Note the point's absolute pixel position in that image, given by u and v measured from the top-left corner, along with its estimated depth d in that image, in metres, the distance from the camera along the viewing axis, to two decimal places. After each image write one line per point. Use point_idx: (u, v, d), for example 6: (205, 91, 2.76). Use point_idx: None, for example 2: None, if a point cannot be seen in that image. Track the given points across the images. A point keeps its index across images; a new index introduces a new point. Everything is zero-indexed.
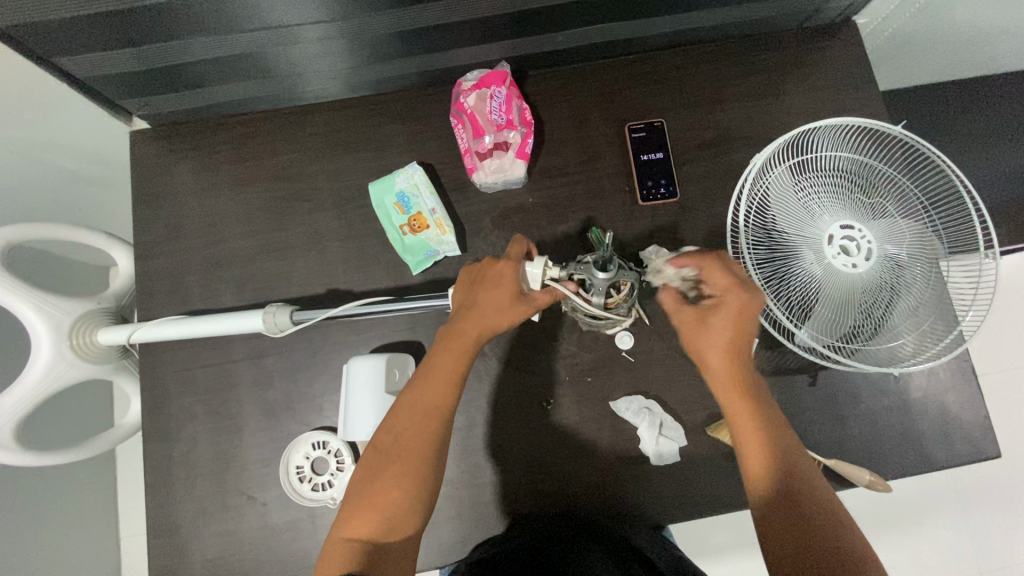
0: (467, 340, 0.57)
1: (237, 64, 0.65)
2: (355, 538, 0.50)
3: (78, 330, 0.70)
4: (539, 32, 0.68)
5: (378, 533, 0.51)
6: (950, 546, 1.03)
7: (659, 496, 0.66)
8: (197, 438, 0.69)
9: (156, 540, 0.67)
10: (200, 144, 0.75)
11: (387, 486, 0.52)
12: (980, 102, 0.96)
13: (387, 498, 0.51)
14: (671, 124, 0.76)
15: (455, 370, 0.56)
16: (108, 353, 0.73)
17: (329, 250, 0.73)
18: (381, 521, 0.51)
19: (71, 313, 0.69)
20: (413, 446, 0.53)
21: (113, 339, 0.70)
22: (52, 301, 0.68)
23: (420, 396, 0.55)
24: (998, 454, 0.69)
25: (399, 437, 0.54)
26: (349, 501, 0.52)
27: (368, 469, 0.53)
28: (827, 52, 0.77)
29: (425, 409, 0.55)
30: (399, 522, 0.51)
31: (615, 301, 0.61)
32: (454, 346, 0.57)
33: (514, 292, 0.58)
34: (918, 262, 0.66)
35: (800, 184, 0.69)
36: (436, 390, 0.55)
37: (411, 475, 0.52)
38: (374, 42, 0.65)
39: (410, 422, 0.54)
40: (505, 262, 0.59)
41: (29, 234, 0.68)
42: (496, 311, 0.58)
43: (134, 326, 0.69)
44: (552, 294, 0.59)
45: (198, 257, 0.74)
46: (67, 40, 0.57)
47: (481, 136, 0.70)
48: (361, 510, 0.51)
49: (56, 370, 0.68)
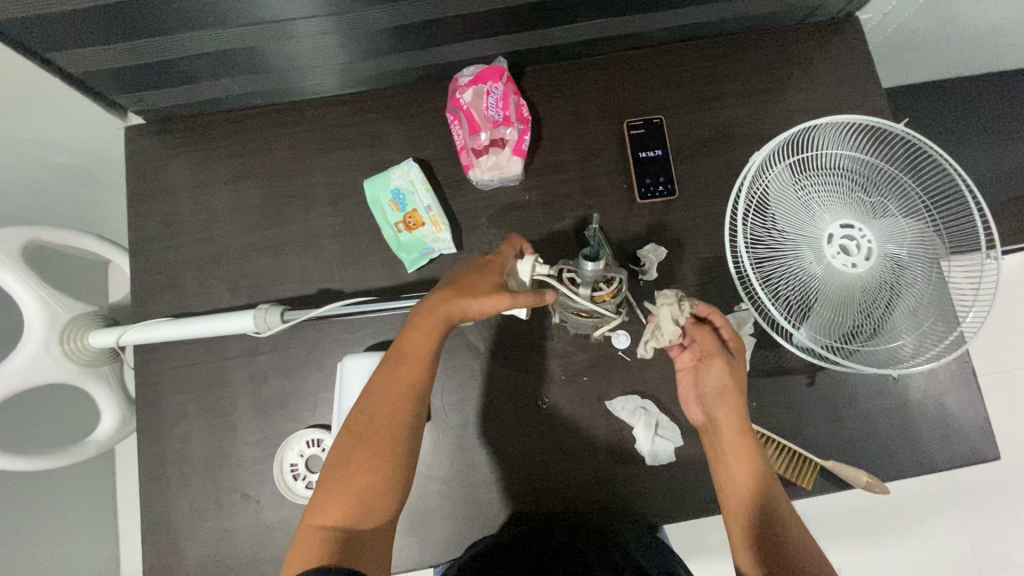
0: (437, 322, 0.55)
1: (231, 59, 0.64)
2: (328, 524, 0.50)
3: (67, 336, 0.70)
4: (537, 26, 0.68)
5: (352, 518, 0.51)
6: (947, 545, 1.03)
7: (654, 496, 0.66)
8: (191, 435, 0.69)
9: (150, 537, 0.67)
10: (196, 140, 0.75)
11: (363, 470, 0.52)
12: (983, 99, 0.95)
13: (362, 483, 0.52)
14: (670, 120, 0.75)
15: (427, 355, 0.55)
16: (100, 355, 0.73)
17: (325, 247, 0.73)
18: (355, 506, 0.51)
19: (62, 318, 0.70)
20: (387, 430, 0.53)
21: (102, 341, 0.69)
22: (48, 304, 0.69)
23: (393, 378, 0.55)
24: (998, 456, 0.68)
25: (373, 423, 0.54)
26: (324, 485, 0.52)
27: (343, 450, 0.53)
28: (829, 48, 0.75)
29: (398, 392, 0.55)
30: (373, 507, 0.52)
31: (602, 297, 0.59)
32: (425, 325, 0.55)
33: (498, 284, 0.58)
34: (919, 262, 0.66)
35: (800, 182, 0.68)
36: (411, 374, 0.55)
37: (385, 460, 0.53)
38: (369, 37, 0.64)
39: (382, 405, 0.54)
40: (495, 256, 0.61)
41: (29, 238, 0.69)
42: (470, 294, 0.56)
43: (124, 327, 0.69)
44: (535, 296, 0.57)
45: (192, 254, 0.74)
46: (59, 35, 0.57)
47: (477, 132, 0.71)
48: (337, 494, 0.51)
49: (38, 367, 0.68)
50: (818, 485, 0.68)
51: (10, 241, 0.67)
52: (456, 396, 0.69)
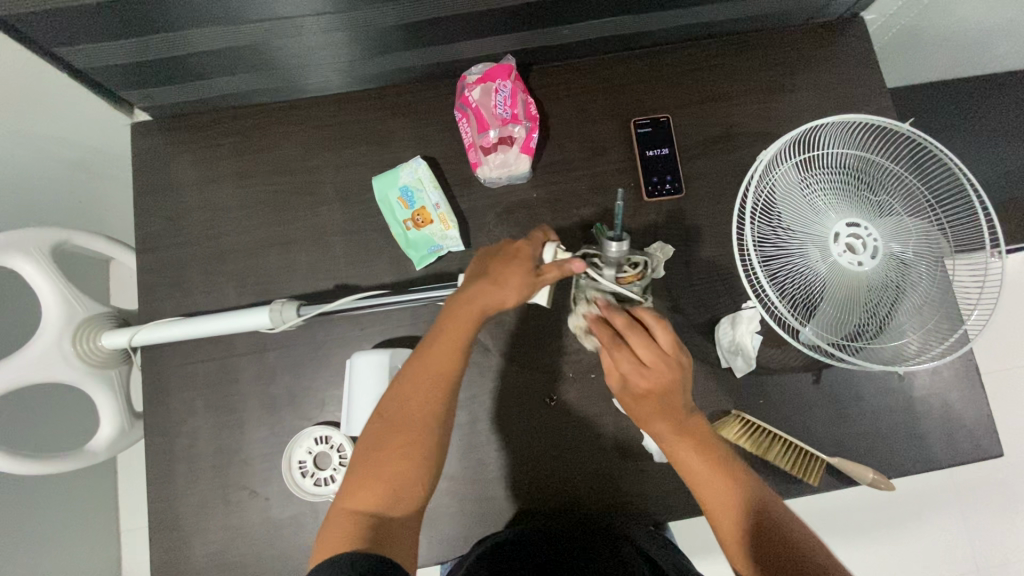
0: (470, 314, 0.56)
1: (239, 55, 0.64)
2: (360, 510, 0.50)
3: (79, 336, 0.70)
4: (545, 25, 0.68)
5: (383, 506, 0.51)
6: (947, 543, 1.04)
7: (661, 493, 0.66)
8: (199, 432, 0.69)
9: (158, 535, 0.67)
10: (202, 137, 0.75)
11: (394, 457, 0.52)
12: (983, 100, 0.96)
13: (393, 471, 0.52)
14: (676, 119, 0.75)
15: (459, 344, 0.55)
16: (112, 358, 0.72)
17: (332, 245, 0.73)
18: (386, 493, 0.51)
19: (77, 316, 0.70)
20: (419, 418, 0.53)
21: (114, 341, 0.69)
22: (68, 301, 0.69)
23: (424, 366, 0.55)
24: (1001, 453, 0.68)
25: (404, 409, 0.54)
26: (355, 472, 0.52)
27: (374, 438, 0.53)
28: (834, 48, 0.76)
29: (430, 379, 0.55)
30: (404, 496, 0.52)
31: (630, 278, 0.58)
32: (456, 316, 0.56)
33: (528, 269, 0.56)
34: (924, 261, 0.66)
35: (806, 181, 0.68)
36: (444, 361, 0.55)
37: (417, 447, 0.53)
38: (378, 34, 0.64)
39: (415, 393, 0.54)
40: (524, 241, 0.59)
41: (59, 237, 0.70)
42: (502, 286, 0.56)
43: (136, 328, 0.68)
44: (561, 269, 0.56)
45: (199, 251, 0.73)
46: (68, 31, 0.57)
47: (485, 130, 0.70)
48: (368, 481, 0.51)
49: (47, 362, 0.67)
50: (824, 482, 0.68)
51: (39, 237, 0.68)
52: (464, 393, 0.69)
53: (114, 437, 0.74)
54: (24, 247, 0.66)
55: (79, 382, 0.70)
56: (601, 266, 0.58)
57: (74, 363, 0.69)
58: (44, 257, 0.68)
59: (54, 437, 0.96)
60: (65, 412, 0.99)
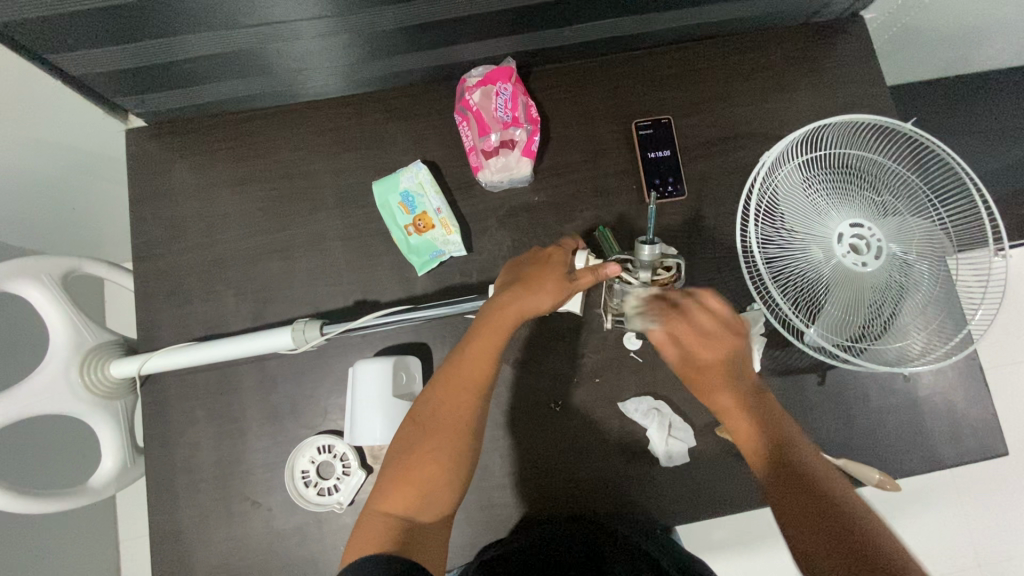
0: (509, 318, 0.57)
1: (235, 60, 0.63)
2: (391, 513, 0.50)
3: (88, 366, 0.68)
4: (545, 27, 0.67)
5: (412, 510, 0.51)
6: (948, 540, 1.04)
7: (669, 498, 0.66)
8: (200, 443, 0.68)
9: (159, 547, 0.66)
10: (198, 142, 0.74)
11: (426, 460, 0.52)
12: (981, 98, 0.96)
13: (425, 474, 0.52)
14: (678, 120, 0.75)
15: (495, 350, 0.56)
16: (119, 389, 0.70)
17: (332, 251, 0.72)
18: (416, 497, 0.51)
19: (86, 345, 0.68)
20: (453, 422, 0.54)
21: (123, 369, 0.67)
22: (76, 329, 0.68)
23: (458, 370, 0.56)
24: (1006, 452, 0.69)
25: (437, 412, 0.54)
26: (387, 474, 0.52)
27: (407, 440, 0.54)
28: (835, 47, 0.76)
29: (467, 384, 0.55)
30: (434, 499, 0.52)
31: (662, 281, 0.60)
32: (496, 320, 0.56)
33: (561, 273, 0.59)
34: (928, 260, 0.66)
35: (809, 182, 0.68)
36: (475, 365, 0.56)
37: (447, 451, 0.53)
38: (377, 37, 0.63)
39: (448, 396, 0.55)
40: (557, 249, 0.62)
41: (69, 264, 0.69)
42: (539, 290, 0.57)
43: (147, 355, 0.67)
44: (594, 272, 0.58)
45: (196, 258, 0.72)
46: (62, 36, 0.55)
47: (487, 134, 0.70)
48: (401, 485, 0.51)
49: (52, 392, 0.65)
50: None
51: (50, 263, 0.67)
52: None
53: (114, 472, 0.70)
54: (33, 274, 0.65)
55: (84, 413, 0.68)
56: (636, 271, 0.60)
57: (82, 395, 0.67)
58: (54, 285, 0.67)
59: (59, 469, 0.95)
60: (69, 445, 0.98)
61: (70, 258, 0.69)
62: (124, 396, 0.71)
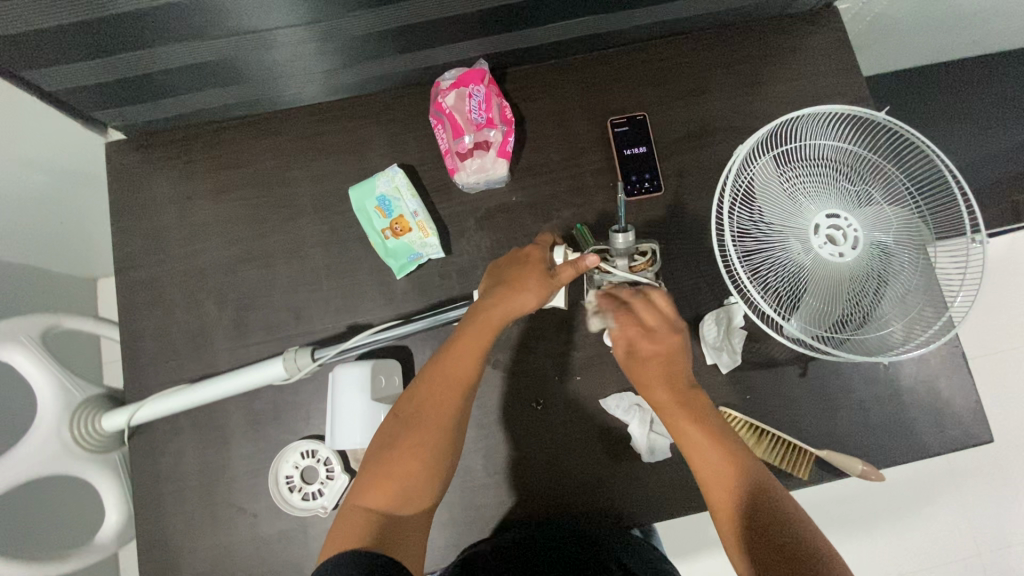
0: (495, 317, 0.57)
1: (210, 71, 0.64)
2: (371, 509, 0.51)
3: (77, 422, 0.70)
4: (517, 28, 0.67)
5: (394, 505, 0.51)
6: (944, 529, 1.04)
7: (652, 494, 0.66)
8: (186, 451, 0.68)
9: (147, 556, 0.66)
10: (178, 154, 0.74)
11: (407, 456, 0.52)
12: (960, 85, 0.97)
13: (406, 470, 0.52)
14: (653, 116, 0.75)
15: (481, 346, 0.56)
16: (110, 441, 0.72)
17: (312, 256, 0.73)
18: (398, 492, 0.51)
19: (72, 400, 0.70)
20: (437, 418, 0.54)
21: (111, 423, 0.67)
22: (63, 386, 0.70)
23: (444, 366, 0.56)
24: (991, 439, 0.68)
25: (420, 407, 0.55)
26: (367, 470, 0.53)
27: (390, 436, 0.54)
28: (810, 38, 0.76)
29: (452, 380, 0.55)
30: (415, 494, 0.52)
31: (640, 267, 0.61)
32: (484, 319, 0.57)
33: (542, 270, 0.59)
34: (906, 249, 0.66)
35: (785, 174, 0.68)
36: (460, 361, 0.56)
37: (430, 446, 0.53)
38: (349, 43, 0.64)
39: (432, 391, 0.55)
40: (535, 246, 0.62)
41: (50, 323, 0.73)
42: (522, 287, 0.58)
43: (136, 405, 0.67)
44: (574, 266, 0.57)
45: (179, 268, 0.73)
46: (36, 51, 0.56)
47: (461, 135, 0.70)
48: (382, 480, 0.51)
49: (45, 452, 0.67)
50: (814, 475, 0.68)
51: (31, 325, 0.70)
52: None
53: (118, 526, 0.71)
54: (13, 336, 0.68)
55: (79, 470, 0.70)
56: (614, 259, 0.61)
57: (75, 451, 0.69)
58: (33, 344, 0.70)
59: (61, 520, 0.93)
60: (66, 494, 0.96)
61: (51, 318, 0.73)
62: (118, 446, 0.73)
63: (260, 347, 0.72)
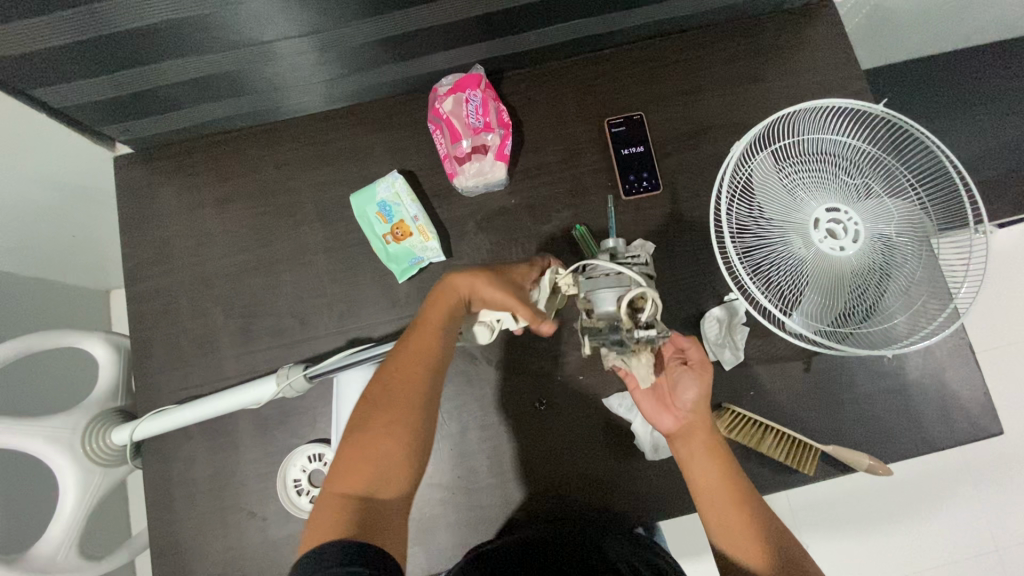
0: (452, 298, 0.59)
1: (211, 84, 0.65)
2: (348, 495, 0.49)
3: (92, 429, 0.71)
4: (512, 32, 0.68)
5: (369, 488, 0.49)
6: (959, 524, 1.02)
7: (657, 492, 0.66)
8: (195, 456, 0.70)
9: (159, 560, 0.68)
10: (183, 165, 0.76)
11: (379, 436, 0.52)
12: (961, 75, 0.96)
13: (377, 450, 0.51)
14: (650, 115, 0.75)
15: (441, 324, 0.58)
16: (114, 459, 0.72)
17: (315, 262, 0.74)
18: (374, 476, 0.50)
19: (102, 409, 0.73)
20: (405, 400, 0.54)
21: (118, 436, 0.69)
22: (107, 394, 0.75)
23: (408, 348, 0.57)
24: (1001, 431, 0.67)
25: (389, 387, 0.55)
26: (341, 457, 0.51)
27: (359, 422, 0.53)
28: (807, 32, 0.76)
29: (414, 357, 0.56)
30: (392, 475, 0.51)
31: None
32: (439, 299, 0.59)
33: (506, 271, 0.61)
34: (910, 241, 0.66)
35: (784, 169, 0.68)
36: (424, 340, 0.57)
37: (399, 424, 0.52)
38: (347, 53, 0.65)
39: (400, 370, 0.55)
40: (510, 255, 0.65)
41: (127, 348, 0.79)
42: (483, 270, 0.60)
43: (137, 421, 0.69)
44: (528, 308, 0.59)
45: (186, 276, 0.75)
46: (44, 71, 0.58)
47: (459, 140, 0.71)
48: (354, 464, 0.50)
49: (58, 439, 0.68)
50: (820, 470, 0.68)
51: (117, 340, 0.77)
52: (455, 402, 0.70)
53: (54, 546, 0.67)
54: (107, 341, 0.76)
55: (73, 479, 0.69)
56: None
57: (79, 458, 0.69)
58: (114, 353, 0.77)
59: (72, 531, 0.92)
60: None
61: (126, 346, 0.80)
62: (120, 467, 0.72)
63: (266, 353, 0.73)
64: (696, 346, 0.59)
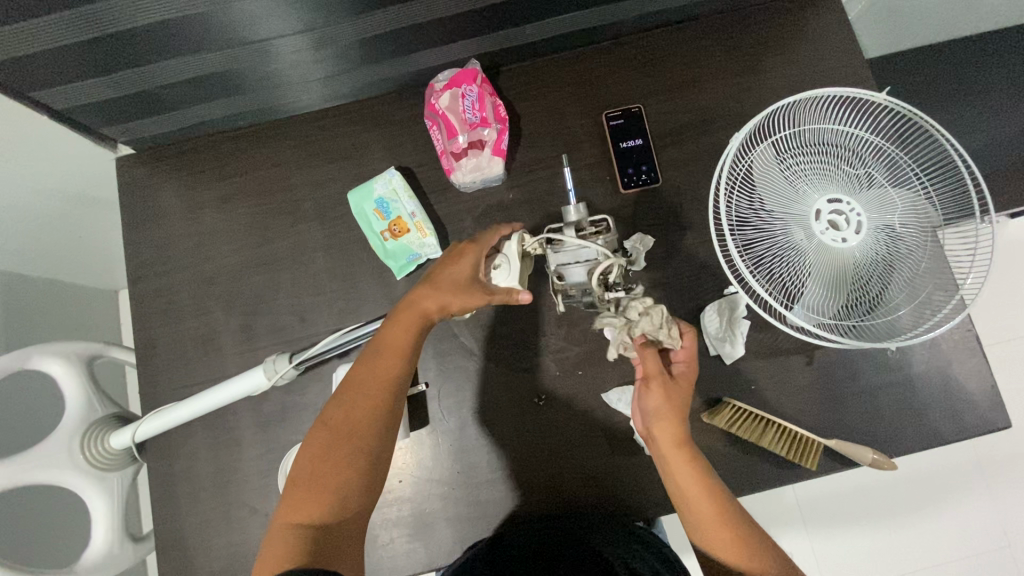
0: (415, 316, 0.58)
1: (209, 83, 0.66)
2: (304, 524, 0.50)
3: (88, 442, 0.71)
4: (508, 26, 0.68)
5: (324, 515, 0.51)
6: (970, 519, 1.01)
7: (657, 486, 0.66)
8: (198, 453, 0.71)
9: (164, 555, 0.69)
10: (183, 165, 0.77)
11: (337, 467, 0.52)
12: (968, 61, 0.94)
13: (333, 481, 0.52)
14: (648, 107, 0.74)
15: (405, 344, 0.57)
16: (119, 460, 0.73)
17: (315, 260, 0.74)
18: (329, 503, 0.51)
19: (90, 420, 0.72)
20: (365, 424, 0.54)
21: (119, 440, 0.70)
22: (87, 402, 0.73)
23: (369, 371, 0.56)
24: (1008, 424, 0.66)
25: (349, 414, 0.55)
26: (296, 484, 0.52)
27: (318, 449, 0.53)
28: (808, 20, 0.74)
29: (373, 381, 0.56)
30: (349, 500, 0.52)
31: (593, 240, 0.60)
32: (401, 320, 0.58)
33: (469, 279, 0.59)
34: (914, 231, 0.64)
35: (785, 160, 0.67)
36: (384, 363, 0.57)
37: (356, 453, 0.53)
38: (342, 50, 0.65)
39: (360, 395, 0.55)
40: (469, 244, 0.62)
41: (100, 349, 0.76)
42: (443, 288, 0.58)
43: (137, 422, 0.70)
44: (509, 290, 0.60)
45: (188, 275, 0.75)
46: (45, 73, 0.59)
47: (455, 135, 0.71)
48: (306, 495, 0.51)
49: (52, 461, 0.68)
50: (823, 465, 0.67)
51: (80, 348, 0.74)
52: (453, 398, 0.70)
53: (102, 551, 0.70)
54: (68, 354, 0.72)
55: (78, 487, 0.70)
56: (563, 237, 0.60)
57: (81, 467, 0.70)
58: (79, 363, 0.73)
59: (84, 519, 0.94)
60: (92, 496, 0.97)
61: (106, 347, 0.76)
62: (124, 469, 0.74)
63: (267, 350, 0.73)
64: (649, 360, 0.57)
